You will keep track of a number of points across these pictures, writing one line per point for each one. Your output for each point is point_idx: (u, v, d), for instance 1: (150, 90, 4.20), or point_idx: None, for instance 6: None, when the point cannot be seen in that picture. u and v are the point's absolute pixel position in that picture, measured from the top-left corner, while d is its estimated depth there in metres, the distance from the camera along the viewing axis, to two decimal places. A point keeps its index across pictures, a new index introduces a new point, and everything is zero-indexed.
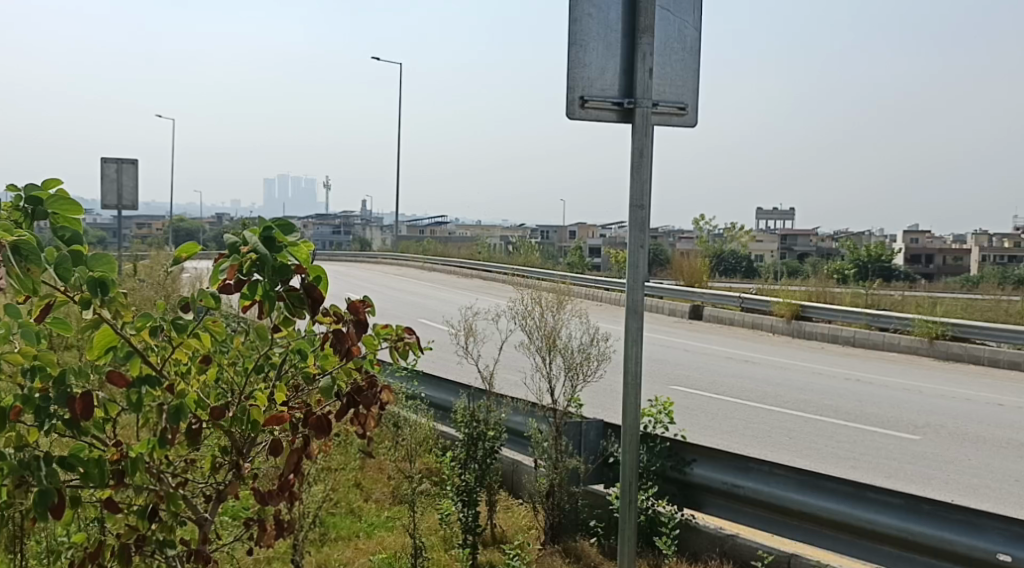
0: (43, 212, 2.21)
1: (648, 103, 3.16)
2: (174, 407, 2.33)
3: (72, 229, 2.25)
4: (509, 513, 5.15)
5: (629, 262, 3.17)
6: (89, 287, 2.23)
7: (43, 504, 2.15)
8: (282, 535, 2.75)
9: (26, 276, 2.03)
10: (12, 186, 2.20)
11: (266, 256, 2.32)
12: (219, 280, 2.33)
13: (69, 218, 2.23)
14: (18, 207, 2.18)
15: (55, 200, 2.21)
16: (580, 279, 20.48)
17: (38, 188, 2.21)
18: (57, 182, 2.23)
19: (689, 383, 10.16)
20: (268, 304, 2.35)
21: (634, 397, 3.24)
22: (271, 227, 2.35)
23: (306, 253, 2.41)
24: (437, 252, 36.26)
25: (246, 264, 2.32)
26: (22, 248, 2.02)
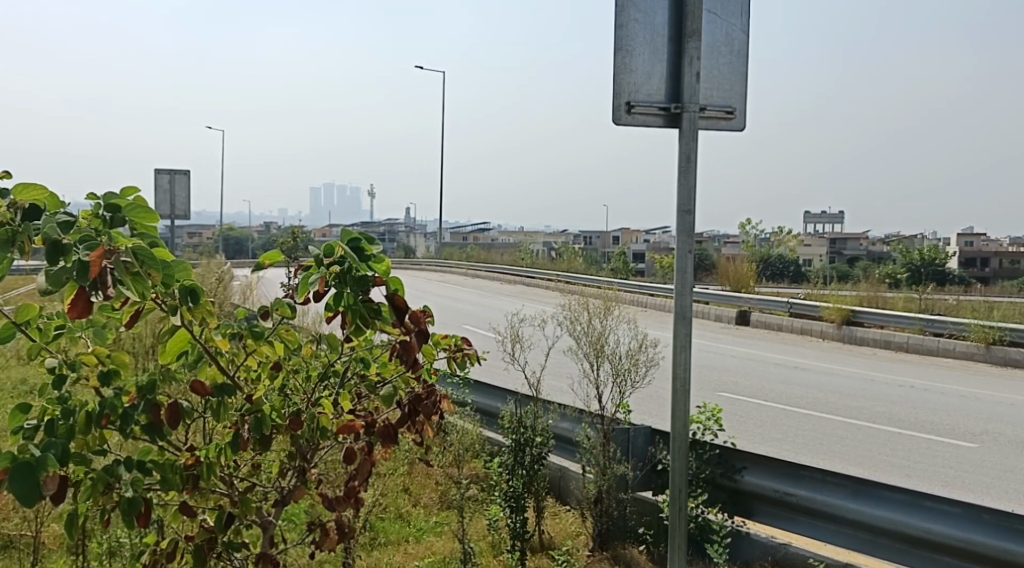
0: (123, 219, 2.22)
1: (695, 107, 3.14)
2: (256, 418, 2.45)
3: (149, 235, 2.29)
4: (558, 519, 5.14)
5: (676, 266, 3.16)
6: (181, 296, 2.30)
7: (129, 512, 2.25)
8: (343, 540, 2.79)
9: (137, 282, 2.07)
10: (92, 195, 2.24)
11: (349, 267, 2.38)
12: (306, 292, 2.37)
13: (146, 226, 2.27)
14: (98, 215, 2.21)
15: (133, 208, 2.24)
16: (626, 285, 20.39)
17: (117, 197, 2.23)
18: (134, 190, 2.27)
19: (738, 390, 10.05)
20: (350, 312, 2.42)
21: (683, 405, 3.21)
22: (357, 238, 2.44)
23: (387, 267, 2.45)
24: (482, 258, 36.40)
25: (331, 276, 2.38)
26: (140, 255, 2.07)
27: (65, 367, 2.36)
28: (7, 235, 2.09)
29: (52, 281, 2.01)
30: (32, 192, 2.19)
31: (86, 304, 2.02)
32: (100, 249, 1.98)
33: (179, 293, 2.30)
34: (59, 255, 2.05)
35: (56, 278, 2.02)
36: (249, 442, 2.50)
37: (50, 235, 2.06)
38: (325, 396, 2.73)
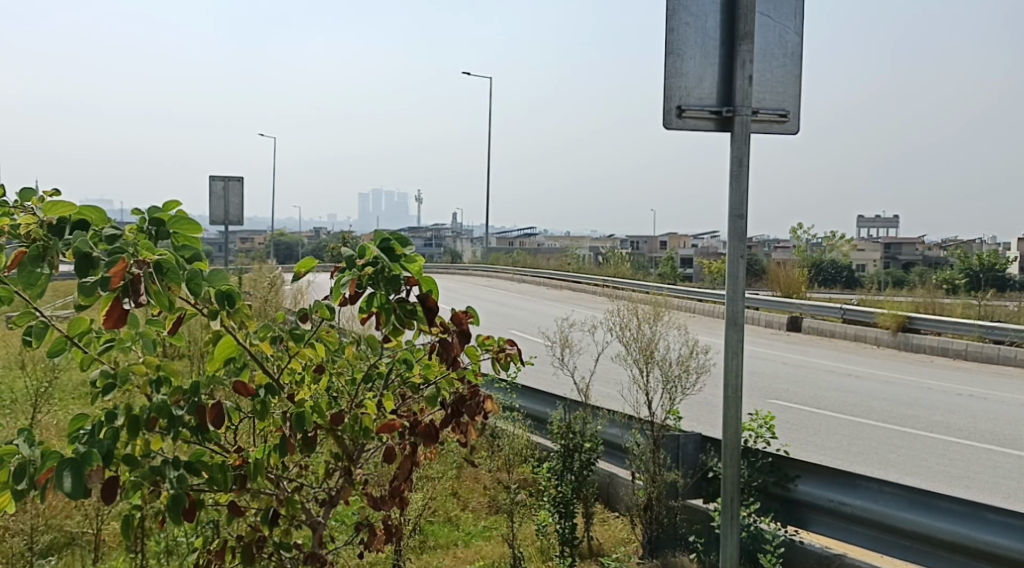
0: (166, 233, 2.27)
1: (748, 111, 3.11)
2: (297, 414, 2.47)
3: (192, 247, 2.31)
4: (606, 525, 5.13)
5: (728, 272, 3.12)
6: (218, 300, 2.34)
7: (175, 508, 2.29)
8: (391, 540, 2.80)
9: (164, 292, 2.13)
10: (137, 211, 2.29)
11: (382, 268, 2.39)
12: (339, 294, 2.41)
13: (189, 237, 2.31)
14: (142, 228, 2.26)
15: (176, 220, 2.28)
16: (675, 291, 20.23)
17: (160, 210, 2.29)
18: (177, 203, 2.31)
19: (789, 397, 9.89)
20: (384, 312, 2.44)
21: (735, 410, 3.16)
22: (388, 238, 2.43)
23: (421, 266, 2.43)
24: (529, 263, 36.43)
25: (365, 277, 2.41)
26: (163, 267, 2.12)
27: (113, 376, 2.39)
28: (36, 251, 2.12)
29: (83, 294, 2.06)
30: (60, 208, 2.18)
31: (121, 315, 2.07)
32: (121, 265, 2.04)
33: (216, 297, 2.34)
34: (89, 268, 2.09)
35: (86, 291, 2.07)
36: (294, 442, 2.53)
37: (80, 249, 2.08)
38: (369, 397, 2.74)
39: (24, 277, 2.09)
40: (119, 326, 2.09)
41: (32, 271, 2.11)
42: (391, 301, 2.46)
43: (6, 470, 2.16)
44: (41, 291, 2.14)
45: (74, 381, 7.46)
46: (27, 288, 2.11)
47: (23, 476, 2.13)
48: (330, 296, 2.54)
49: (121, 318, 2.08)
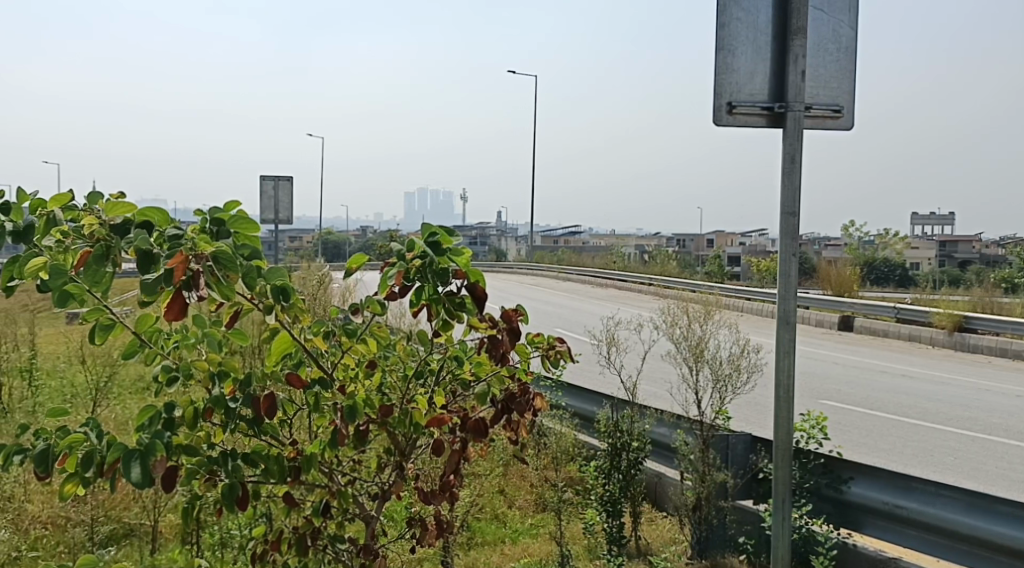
0: (227, 232, 2.30)
1: (801, 107, 3.06)
2: (348, 407, 2.50)
3: (252, 246, 2.34)
4: (654, 525, 5.09)
5: (779, 271, 3.08)
6: (274, 296, 2.39)
7: (230, 497, 2.33)
8: (443, 535, 2.80)
9: (223, 282, 2.19)
10: (198, 211, 2.30)
11: (430, 262, 2.39)
12: (386, 287, 2.43)
13: (249, 236, 2.33)
14: (204, 229, 2.27)
15: (236, 220, 2.30)
16: (722, 290, 20.02)
17: (221, 210, 2.30)
18: (237, 203, 2.32)
19: (841, 398, 9.72)
20: (433, 305, 2.47)
21: (787, 410, 3.12)
22: (435, 232, 2.40)
23: (467, 259, 2.44)
24: (574, 261, 36.38)
25: (411, 271, 2.41)
26: (222, 258, 2.16)
27: (175, 370, 2.48)
28: (100, 249, 2.14)
29: (146, 290, 2.12)
30: (121, 208, 2.20)
31: (182, 307, 2.11)
32: (180, 256, 2.08)
33: (272, 292, 2.39)
34: (150, 264, 2.15)
35: (147, 284, 2.13)
36: (346, 436, 2.55)
37: (141, 247, 2.13)
38: (420, 393, 2.75)
39: (90, 276, 2.14)
40: (182, 318, 2.13)
41: (97, 270, 2.15)
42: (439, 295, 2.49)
43: (72, 458, 2.21)
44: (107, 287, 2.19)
45: (132, 375, 7.65)
46: (93, 285, 2.17)
47: (90, 463, 2.20)
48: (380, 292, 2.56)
49: (181, 312, 2.12)
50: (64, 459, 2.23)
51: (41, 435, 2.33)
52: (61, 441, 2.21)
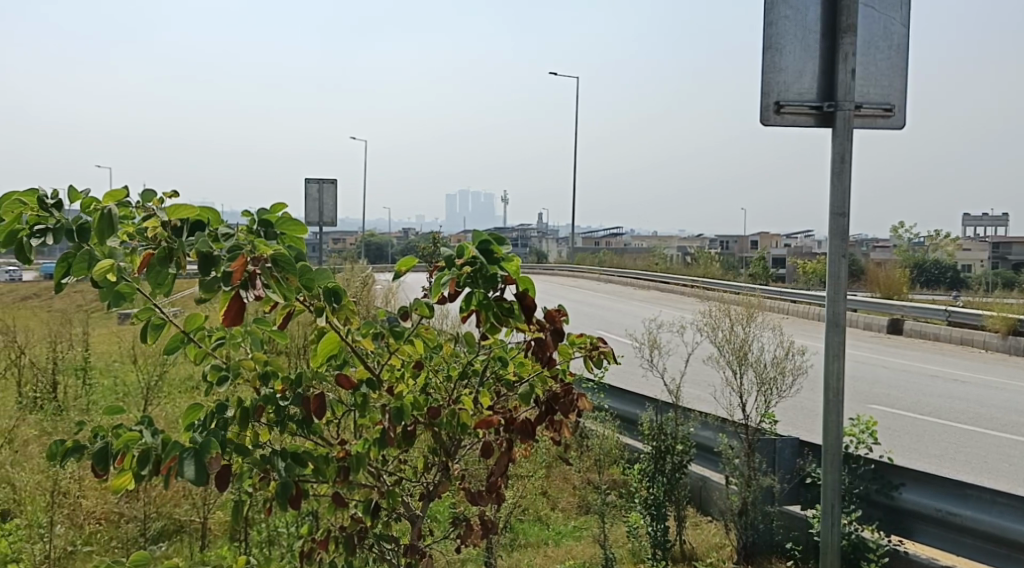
0: (274, 234, 2.33)
1: (850, 105, 3.01)
2: (396, 407, 2.52)
3: (298, 247, 2.37)
4: (699, 530, 5.03)
5: (829, 273, 3.02)
6: (326, 297, 2.43)
7: (284, 495, 2.34)
8: (488, 536, 2.78)
9: (280, 284, 2.23)
10: (246, 212, 2.32)
11: (481, 268, 2.38)
12: (439, 292, 2.43)
13: (295, 238, 2.36)
14: (252, 229, 2.30)
15: (283, 221, 2.33)
16: (767, 292, 19.77)
17: (268, 212, 2.33)
18: (283, 204, 2.34)
19: (890, 402, 9.53)
20: (484, 310, 2.48)
21: (836, 415, 3.06)
22: (488, 240, 2.40)
23: (517, 267, 2.43)
24: (616, 263, 36.23)
25: (463, 276, 2.42)
26: (280, 261, 2.21)
27: (224, 370, 2.50)
28: (163, 251, 2.18)
29: (206, 288, 2.17)
30: (183, 211, 2.26)
31: (240, 310, 2.14)
32: (241, 260, 2.10)
33: (324, 294, 2.43)
34: (210, 266, 2.17)
35: (210, 289, 2.15)
36: (393, 436, 2.59)
37: (202, 249, 2.15)
38: (465, 393, 2.76)
39: (154, 277, 2.17)
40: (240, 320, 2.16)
41: (161, 271, 2.18)
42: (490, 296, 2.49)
43: (129, 457, 2.26)
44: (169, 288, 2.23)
45: (181, 373, 7.79)
46: (156, 287, 2.20)
47: (148, 461, 2.25)
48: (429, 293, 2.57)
49: (237, 317, 2.15)
50: (121, 457, 2.28)
51: (98, 432, 2.37)
52: (118, 440, 2.26)
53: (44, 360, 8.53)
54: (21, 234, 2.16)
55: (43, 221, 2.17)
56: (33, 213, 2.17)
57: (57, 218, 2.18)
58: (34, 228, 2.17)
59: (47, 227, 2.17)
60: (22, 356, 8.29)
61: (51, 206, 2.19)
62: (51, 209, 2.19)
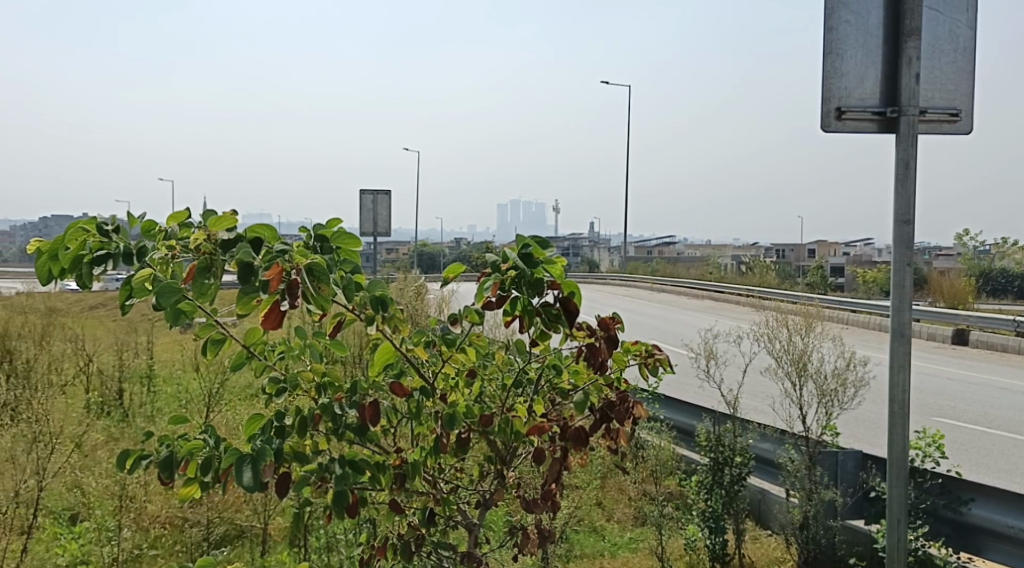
0: (329, 248, 2.37)
1: (915, 110, 2.88)
2: (448, 413, 2.52)
3: (353, 260, 2.41)
4: (758, 543, 4.95)
5: (893, 282, 2.92)
6: (373, 305, 2.41)
7: (340, 503, 2.37)
8: (545, 544, 2.77)
9: (319, 293, 2.22)
10: (302, 228, 2.37)
11: (524, 274, 2.39)
12: (482, 298, 2.47)
13: (349, 251, 2.39)
14: (308, 244, 2.34)
15: (337, 235, 2.37)
16: (826, 300, 19.40)
17: (323, 227, 2.36)
18: (338, 219, 2.38)
19: (957, 415, 9.25)
20: (527, 316, 2.49)
21: (902, 428, 2.93)
22: (528, 244, 2.37)
23: (561, 269, 2.42)
24: (669, 272, 35.94)
25: (507, 281, 2.44)
26: (316, 270, 2.20)
27: (282, 382, 2.55)
28: (204, 263, 2.24)
29: (244, 301, 2.21)
30: (225, 222, 2.27)
31: (279, 316, 2.21)
32: (276, 268, 2.15)
33: (370, 302, 2.41)
34: (250, 276, 2.22)
35: (248, 295, 2.21)
36: (448, 443, 2.60)
37: (243, 259, 2.21)
38: (519, 402, 2.75)
39: (196, 289, 2.23)
40: (278, 326, 2.23)
41: (202, 282, 2.24)
42: (534, 304, 2.49)
43: (193, 464, 2.32)
44: (212, 297, 2.28)
45: (241, 382, 7.95)
46: (200, 297, 2.26)
47: (209, 468, 2.29)
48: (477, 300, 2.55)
49: (280, 320, 2.23)
50: (184, 464, 2.33)
51: (163, 440, 2.42)
52: (183, 447, 2.32)
53: (111, 368, 8.76)
54: (85, 259, 2.21)
55: (105, 247, 2.24)
56: (95, 239, 2.24)
57: (117, 243, 2.26)
58: (96, 253, 2.23)
59: (109, 253, 2.24)
60: (90, 364, 8.54)
61: (110, 231, 2.28)
62: (112, 233, 2.28)
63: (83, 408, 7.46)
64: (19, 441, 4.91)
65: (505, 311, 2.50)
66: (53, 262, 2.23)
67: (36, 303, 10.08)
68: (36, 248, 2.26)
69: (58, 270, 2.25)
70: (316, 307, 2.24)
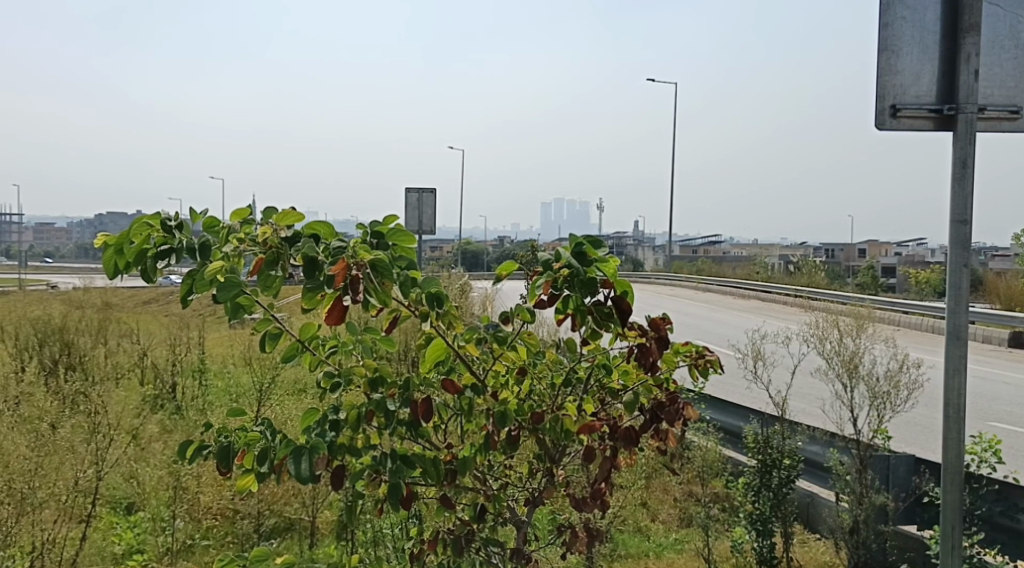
0: (386, 245, 2.39)
1: (973, 108, 2.81)
2: (500, 411, 2.55)
3: (408, 257, 2.41)
4: (806, 547, 4.89)
5: (949, 283, 2.83)
6: (429, 302, 2.43)
7: (395, 496, 2.40)
8: (594, 543, 2.76)
9: (380, 289, 2.27)
10: (359, 224, 2.39)
11: (578, 274, 2.36)
12: (535, 297, 2.48)
13: (405, 248, 2.41)
14: (365, 241, 2.36)
15: (394, 233, 2.39)
16: (877, 301, 19.05)
17: (380, 224, 2.39)
18: (395, 216, 2.39)
19: (1013, 420, 9.02)
20: (579, 315, 2.50)
21: (957, 432, 2.83)
22: (582, 243, 2.36)
23: (615, 268, 2.42)
24: (715, 272, 35.63)
25: (560, 279, 2.41)
26: (379, 266, 2.25)
27: (337, 376, 2.61)
28: (272, 257, 2.29)
29: (307, 296, 2.29)
30: (291, 218, 2.32)
31: (341, 310, 2.25)
32: (342, 263, 2.19)
33: (427, 299, 2.44)
34: (314, 271, 2.25)
35: (312, 289, 2.27)
36: (498, 440, 2.61)
37: (308, 253, 2.24)
38: (569, 400, 2.74)
39: (263, 282, 2.27)
40: (340, 320, 2.26)
41: (269, 275, 2.29)
42: (586, 305, 2.50)
43: (250, 455, 2.37)
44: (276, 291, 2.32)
45: (291, 377, 8.09)
46: (265, 290, 2.30)
47: (266, 459, 2.35)
48: (529, 298, 2.56)
49: (341, 314, 2.26)
50: (242, 455, 2.39)
51: (221, 432, 2.48)
52: (241, 439, 2.37)
53: (163, 362, 8.96)
54: (150, 255, 2.30)
55: (168, 242, 2.30)
56: (159, 234, 2.30)
57: (181, 238, 2.31)
58: (160, 248, 2.30)
59: (172, 247, 2.29)
60: (145, 358, 8.75)
61: (173, 228, 2.31)
62: (174, 229, 2.31)
63: (138, 400, 7.65)
64: (79, 432, 5.07)
65: (556, 310, 2.52)
66: (119, 256, 2.31)
67: (93, 297, 10.37)
68: (102, 241, 2.32)
69: (124, 263, 2.31)
70: (379, 301, 2.29)
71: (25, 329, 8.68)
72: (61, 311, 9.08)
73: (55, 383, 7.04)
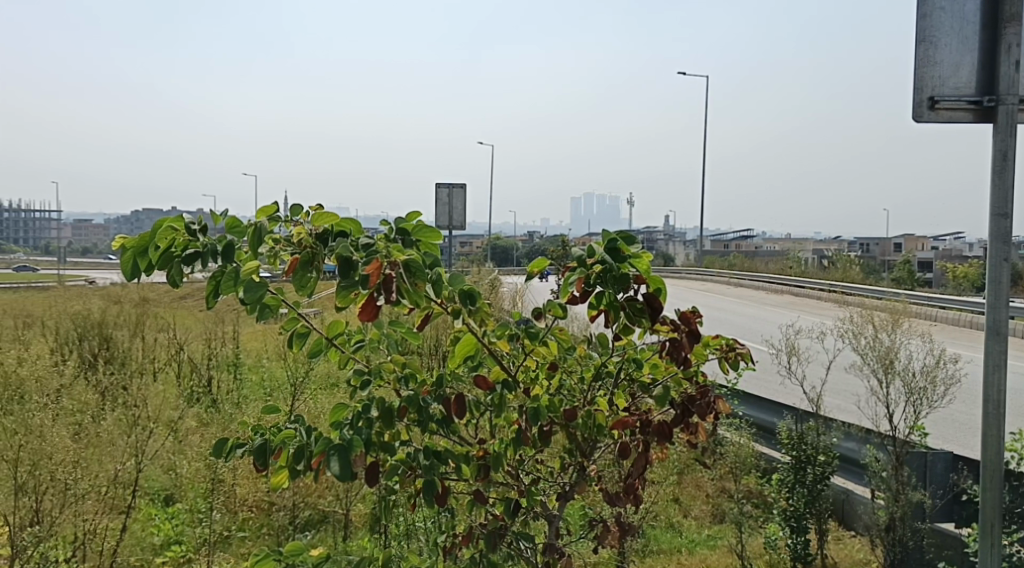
0: (411, 241, 2.40)
1: (1014, 100, 2.75)
2: (533, 409, 2.59)
3: (433, 254, 2.46)
4: (841, 544, 4.84)
5: (989, 277, 2.78)
6: (461, 299, 2.45)
7: (430, 492, 2.44)
8: (625, 537, 2.76)
9: (413, 289, 2.29)
10: (385, 222, 2.42)
11: (611, 269, 2.38)
12: (566, 293, 2.45)
13: (430, 243, 2.43)
14: (390, 238, 2.38)
15: (419, 229, 2.40)
16: (914, 296, 18.79)
17: (404, 220, 2.41)
18: (418, 212, 2.41)
19: None
20: (611, 311, 2.48)
21: (996, 429, 2.78)
22: (614, 238, 2.39)
23: (647, 264, 2.42)
24: (747, 267, 35.34)
25: (591, 276, 2.43)
26: (412, 266, 2.27)
27: (367, 374, 2.62)
28: (307, 257, 2.32)
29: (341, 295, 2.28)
30: (325, 218, 2.34)
31: (375, 308, 2.27)
32: (377, 262, 2.21)
33: (459, 296, 2.46)
34: (349, 271, 2.26)
35: (346, 289, 2.28)
36: (530, 435, 2.63)
37: (342, 253, 2.25)
38: (599, 396, 2.76)
39: (297, 281, 2.32)
40: (374, 318, 2.28)
41: (304, 274, 2.33)
42: (618, 299, 2.48)
43: (285, 452, 2.40)
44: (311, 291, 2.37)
45: (324, 372, 8.16)
46: (300, 290, 2.34)
47: (302, 456, 2.38)
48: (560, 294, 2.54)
49: (374, 312, 2.27)
50: (278, 452, 2.42)
51: (256, 429, 2.51)
52: (276, 437, 2.40)
53: (199, 357, 9.08)
54: (175, 258, 2.32)
55: (192, 245, 2.32)
56: (184, 238, 2.32)
57: (205, 241, 2.32)
58: (185, 252, 2.31)
59: (197, 251, 2.31)
60: (181, 353, 8.87)
61: (197, 231, 2.34)
62: (198, 233, 2.34)
63: (175, 394, 7.77)
64: (119, 425, 5.16)
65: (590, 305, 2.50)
66: (142, 256, 2.34)
67: (131, 293, 10.55)
68: (122, 244, 2.34)
69: (146, 263, 2.35)
70: (411, 301, 2.31)
71: (64, 325, 8.83)
72: (100, 307, 9.25)
73: (95, 376, 7.17)
